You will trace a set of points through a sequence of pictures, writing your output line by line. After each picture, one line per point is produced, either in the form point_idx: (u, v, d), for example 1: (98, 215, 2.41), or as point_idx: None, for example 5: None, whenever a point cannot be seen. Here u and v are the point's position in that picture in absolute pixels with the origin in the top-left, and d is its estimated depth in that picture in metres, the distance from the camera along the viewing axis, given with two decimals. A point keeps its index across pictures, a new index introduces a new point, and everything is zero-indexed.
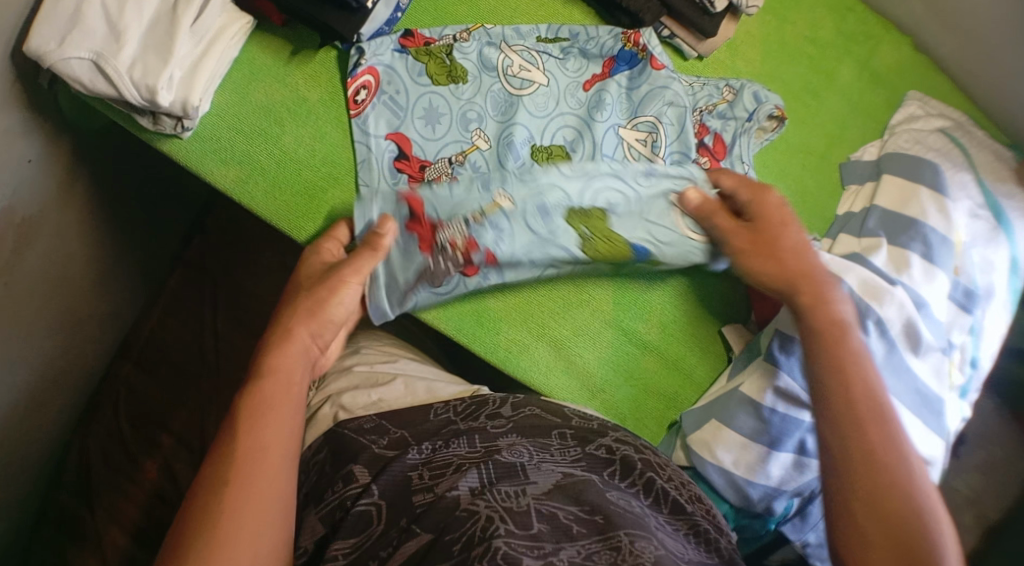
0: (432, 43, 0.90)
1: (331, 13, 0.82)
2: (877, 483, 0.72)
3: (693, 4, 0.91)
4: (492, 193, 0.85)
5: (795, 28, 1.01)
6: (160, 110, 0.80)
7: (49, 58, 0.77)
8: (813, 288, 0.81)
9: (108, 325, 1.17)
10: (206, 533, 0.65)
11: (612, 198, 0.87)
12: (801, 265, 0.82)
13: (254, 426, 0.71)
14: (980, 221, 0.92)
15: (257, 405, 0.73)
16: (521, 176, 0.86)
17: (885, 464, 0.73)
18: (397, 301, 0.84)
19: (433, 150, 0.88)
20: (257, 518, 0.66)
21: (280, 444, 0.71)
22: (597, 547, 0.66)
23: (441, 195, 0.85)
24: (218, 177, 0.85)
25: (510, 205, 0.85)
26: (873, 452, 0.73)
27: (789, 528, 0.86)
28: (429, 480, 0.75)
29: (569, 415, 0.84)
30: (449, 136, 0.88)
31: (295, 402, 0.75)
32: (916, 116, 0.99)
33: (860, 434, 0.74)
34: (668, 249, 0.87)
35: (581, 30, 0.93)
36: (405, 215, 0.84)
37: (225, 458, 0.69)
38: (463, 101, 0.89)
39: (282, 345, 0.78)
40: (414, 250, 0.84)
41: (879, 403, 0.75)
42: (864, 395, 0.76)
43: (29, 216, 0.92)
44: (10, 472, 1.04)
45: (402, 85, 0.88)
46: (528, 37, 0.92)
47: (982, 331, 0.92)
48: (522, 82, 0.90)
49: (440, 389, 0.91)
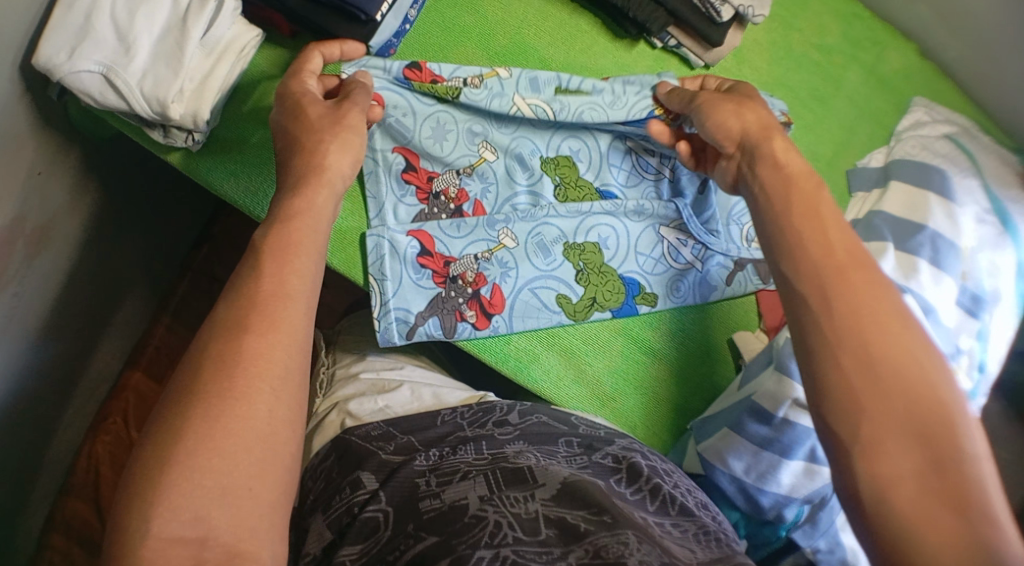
0: (439, 80, 0.84)
1: (340, 25, 0.81)
2: (886, 354, 0.63)
3: (700, 14, 0.90)
4: (497, 233, 0.88)
5: (803, 34, 1.01)
6: (171, 123, 0.81)
7: (59, 71, 0.76)
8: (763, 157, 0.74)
9: (114, 333, 1.17)
10: (206, 411, 0.59)
11: (604, 233, 0.90)
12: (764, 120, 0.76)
13: (258, 306, 0.63)
14: (987, 226, 0.93)
15: (261, 292, 0.64)
16: (523, 213, 0.89)
17: (892, 388, 0.62)
18: (407, 334, 0.85)
19: (443, 159, 0.88)
20: (263, 400, 0.61)
21: (289, 321, 0.64)
22: (605, 541, 0.64)
23: (451, 233, 0.87)
24: (227, 191, 0.86)
25: (514, 244, 0.88)
26: (875, 329, 0.64)
27: (799, 535, 0.84)
28: (436, 486, 0.74)
29: (577, 423, 0.85)
30: (457, 152, 0.88)
31: (311, 256, 0.68)
32: (923, 122, 1.00)
33: (847, 305, 0.65)
34: (655, 281, 0.91)
35: (604, 85, 0.88)
36: (415, 250, 0.86)
37: (220, 320, 0.63)
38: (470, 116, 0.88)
39: (290, 222, 0.68)
40: (427, 284, 0.86)
41: (857, 296, 0.65)
42: (837, 287, 0.66)
43: (39, 227, 0.92)
44: (21, 481, 1.04)
45: (411, 107, 0.85)
46: (545, 89, 0.87)
47: (989, 336, 0.91)
48: None
49: (446, 395, 0.92)
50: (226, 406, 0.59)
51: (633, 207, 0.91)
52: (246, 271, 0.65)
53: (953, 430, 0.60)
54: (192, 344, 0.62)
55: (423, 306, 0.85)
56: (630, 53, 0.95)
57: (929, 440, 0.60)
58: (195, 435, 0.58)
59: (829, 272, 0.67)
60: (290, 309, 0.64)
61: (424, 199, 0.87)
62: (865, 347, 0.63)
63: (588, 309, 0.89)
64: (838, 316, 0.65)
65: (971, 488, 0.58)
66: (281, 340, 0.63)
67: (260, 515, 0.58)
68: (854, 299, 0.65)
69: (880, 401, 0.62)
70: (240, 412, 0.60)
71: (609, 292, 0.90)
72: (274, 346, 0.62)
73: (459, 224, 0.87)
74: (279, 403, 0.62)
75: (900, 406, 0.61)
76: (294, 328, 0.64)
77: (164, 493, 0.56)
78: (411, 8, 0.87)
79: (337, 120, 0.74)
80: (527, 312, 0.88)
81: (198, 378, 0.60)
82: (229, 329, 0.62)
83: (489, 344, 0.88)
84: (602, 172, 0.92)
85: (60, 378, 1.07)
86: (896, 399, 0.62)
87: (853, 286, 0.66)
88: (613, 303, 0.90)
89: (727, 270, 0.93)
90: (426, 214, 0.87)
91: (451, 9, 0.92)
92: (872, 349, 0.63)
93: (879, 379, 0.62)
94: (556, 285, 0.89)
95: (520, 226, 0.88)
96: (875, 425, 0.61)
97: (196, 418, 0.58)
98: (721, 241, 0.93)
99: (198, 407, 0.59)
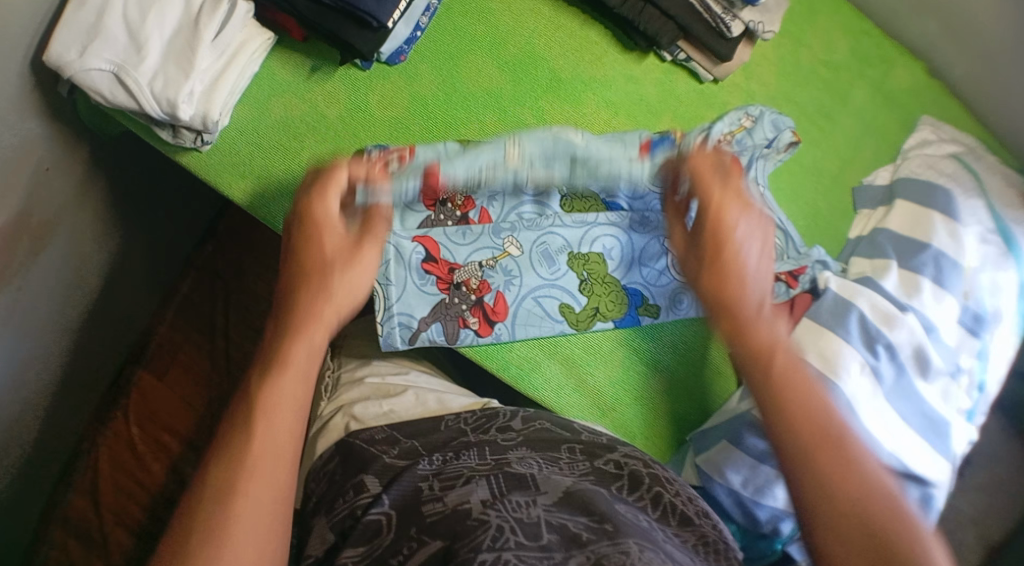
0: (454, 179, 0.86)
1: (350, 30, 0.81)
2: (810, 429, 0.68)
3: (711, 30, 0.90)
4: (503, 242, 0.89)
5: (811, 50, 1.01)
6: (180, 123, 0.81)
7: (70, 68, 0.78)
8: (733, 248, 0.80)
9: (118, 329, 1.18)
10: (204, 533, 0.61)
11: (607, 243, 0.91)
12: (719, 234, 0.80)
13: (258, 423, 0.67)
14: (990, 246, 0.93)
15: (260, 409, 0.68)
16: (528, 223, 0.90)
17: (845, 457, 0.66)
18: (409, 338, 0.86)
19: (462, 166, 0.85)
20: (259, 520, 0.63)
21: (282, 439, 0.67)
22: (607, 550, 0.64)
23: (456, 240, 0.88)
24: (236, 191, 0.86)
25: (519, 253, 0.89)
26: (808, 427, 0.68)
27: (795, 549, 0.85)
28: (439, 490, 0.74)
29: (579, 430, 0.85)
30: (482, 156, 0.86)
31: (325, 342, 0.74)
32: (929, 141, 1.00)
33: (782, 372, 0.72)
34: (659, 293, 0.92)
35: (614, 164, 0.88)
36: (421, 256, 0.87)
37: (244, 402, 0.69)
38: (489, 149, 0.87)
39: (294, 340, 0.72)
40: (431, 289, 0.87)
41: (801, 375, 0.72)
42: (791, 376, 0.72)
43: (45, 222, 0.92)
44: (21, 472, 1.05)
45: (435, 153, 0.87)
46: (558, 162, 0.87)
47: (989, 355, 0.92)
48: (543, 139, 0.87)
49: (450, 401, 0.92)
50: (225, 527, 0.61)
51: (637, 217, 0.92)
52: (247, 394, 0.69)
53: (907, 531, 0.62)
54: (194, 474, 0.65)
55: (426, 311, 0.87)
56: (640, 65, 0.95)
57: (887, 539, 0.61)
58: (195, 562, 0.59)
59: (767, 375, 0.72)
60: (286, 427, 0.68)
61: (431, 207, 0.89)
62: (809, 446, 0.67)
63: (591, 320, 0.90)
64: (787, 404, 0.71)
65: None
66: (277, 460, 0.66)
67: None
68: (791, 391, 0.71)
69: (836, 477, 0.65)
70: (236, 532, 0.61)
71: (611, 304, 0.91)
72: (270, 446, 0.66)
73: (464, 232, 0.89)
74: (274, 521, 0.64)
75: (846, 500, 0.64)
76: (288, 450, 0.67)
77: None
78: (422, 15, 0.88)
79: (349, 261, 0.78)
80: (529, 320, 0.88)
81: (200, 500, 0.62)
82: (228, 453, 0.65)
83: (492, 350, 0.88)
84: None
85: (62, 373, 1.07)
86: (838, 495, 0.64)
87: (793, 384, 0.71)
88: (615, 314, 0.91)
89: None
90: (432, 221, 0.89)
91: (462, 16, 0.92)
92: (814, 442, 0.67)
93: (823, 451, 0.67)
94: (559, 295, 0.89)
95: (525, 235, 0.90)
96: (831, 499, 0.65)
97: (195, 542, 0.60)
98: None
99: (211, 487, 0.63)
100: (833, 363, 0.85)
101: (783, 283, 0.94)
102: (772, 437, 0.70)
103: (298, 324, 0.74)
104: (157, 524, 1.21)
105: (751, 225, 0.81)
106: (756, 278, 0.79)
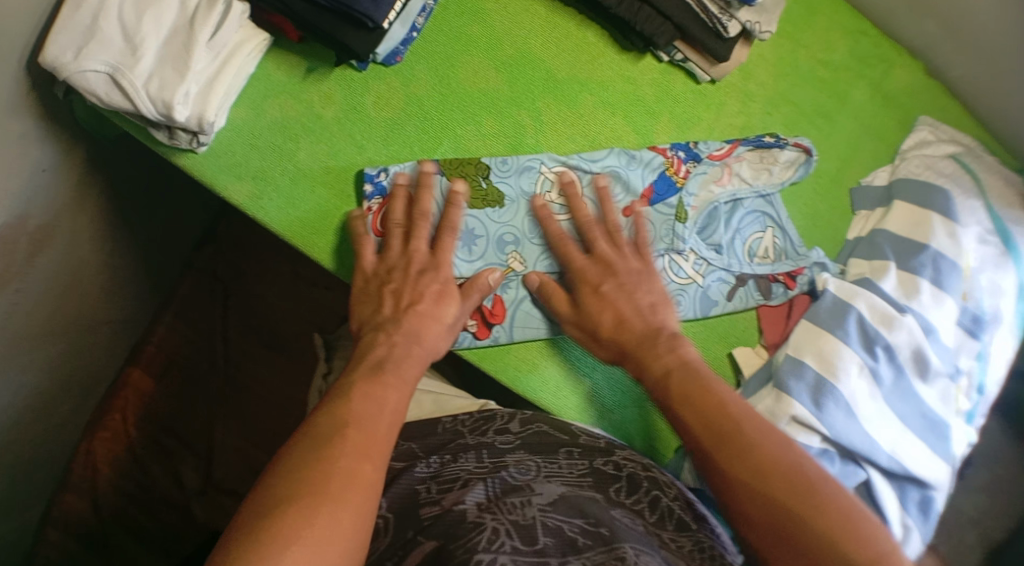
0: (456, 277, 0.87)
1: (347, 32, 0.81)
2: (775, 528, 0.71)
3: (707, 30, 0.90)
4: (505, 256, 0.88)
5: (810, 51, 1.00)
6: (176, 125, 0.81)
7: (66, 70, 0.77)
8: (634, 312, 0.85)
9: (116, 333, 1.17)
10: (313, 471, 0.68)
11: None
12: (637, 332, 0.85)
13: (353, 412, 0.74)
14: (989, 246, 0.93)
15: (355, 396, 0.76)
16: (532, 237, 0.89)
17: (804, 520, 0.70)
18: None
19: (467, 268, 0.87)
20: (359, 482, 0.69)
21: (374, 437, 0.73)
22: (602, 558, 0.64)
23: (461, 254, 0.87)
24: (231, 192, 0.86)
25: (522, 267, 0.89)
26: (749, 468, 0.73)
27: None
28: (436, 494, 0.75)
29: (577, 433, 0.83)
30: (484, 258, 0.88)
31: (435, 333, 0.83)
32: (928, 140, 1.00)
33: (734, 457, 0.74)
34: None
35: None
36: None
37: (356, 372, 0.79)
38: (500, 223, 0.88)
39: (402, 355, 0.81)
40: None
41: (748, 419, 0.76)
42: (724, 416, 0.77)
43: (42, 223, 0.92)
44: (20, 475, 1.05)
45: (437, 207, 0.87)
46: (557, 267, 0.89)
47: (989, 357, 0.92)
48: (560, 209, 0.90)
49: (446, 402, 0.91)
50: (327, 494, 0.67)
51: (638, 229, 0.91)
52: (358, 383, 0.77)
53: (836, 531, 0.70)
54: (303, 442, 0.71)
55: None
56: (636, 66, 0.95)
57: (806, 527, 0.70)
58: (319, 518, 0.65)
59: (710, 440, 0.76)
60: (372, 427, 0.73)
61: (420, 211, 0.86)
62: (760, 528, 0.72)
63: None
64: (721, 461, 0.75)
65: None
66: (372, 458, 0.71)
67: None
68: (701, 397, 0.78)
69: (780, 524, 0.71)
70: (335, 500, 0.67)
71: None
72: (366, 422, 0.73)
73: (469, 246, 0.88)
74: (357, 507, 0.68)
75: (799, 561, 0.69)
76: (379, 456, 0.72)
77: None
78: (419, 16, 0.88)
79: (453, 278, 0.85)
80: (526, 322, 0.88)
81: (304, 456, 0.69)
82: (344, 435, 0.71)
83: (490, 360, 0.88)
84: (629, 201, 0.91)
85: (59, 376, 1.06)
86: (767, 494, 0.72)
87: (732, 448, 0.75)
88: None
89: (727, 286, 0.93)
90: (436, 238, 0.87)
91: (459, 17, 0.92)
92: (740, 473, 0.73)
93: (784, 516, 0.71)
94: (558, 298, 0.89)
95: (529, 250, 0.89)
96: (782, 549, 0.70)
97: (302, 502, 0.66)
98: (723, 258, 0.93)
99: (332, 427, 0.72)
100: (831, 366, 0.85)
101: (780, 284, 0.93)
102: (696, 454, 0.77)
103: (409, 324, 0.82)
104: (153, 523, 1.21)
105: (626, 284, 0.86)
106: (651, 308, 0.86)
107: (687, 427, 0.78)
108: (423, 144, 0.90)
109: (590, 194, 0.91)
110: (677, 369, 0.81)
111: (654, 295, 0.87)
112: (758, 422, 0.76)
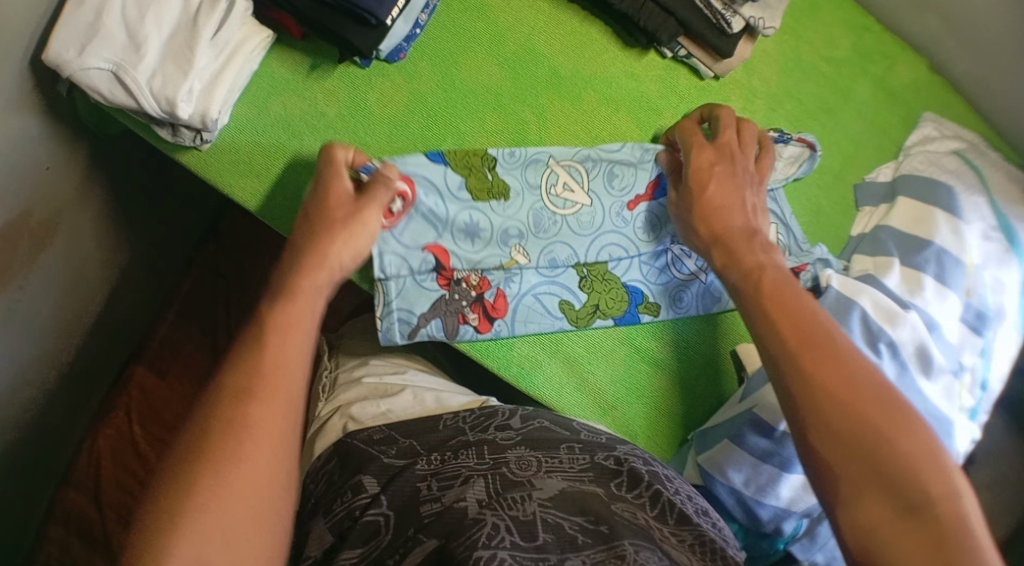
0: (461, 271, 0.87)
1: (350, 28, 0.81)
2: (853, 433, 0.67)
3: (711, 26, 0.90)
4: (510, 249, 0.88)
5: (814, 47, 1.00)
6: (179, 122, 0.81)
7: (69, 67, 0.77)
8: (733, 211, 0.85)
9: (120, 329, 1.18)
10: (217, 447, 0.66)
11: (614, 252, 0.91)
12: (735, 223, 0.84)
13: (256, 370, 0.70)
14: (993, 243, 0.93)
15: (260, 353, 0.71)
16: (537, 230, 0.89)
17: (884, 434, 0.67)
18: (408, 335, 0.86)
19: (471, 262, 0.87)
20: (268, 449, 0.67)
21: (282, 398, 0.70)
22: (602, 557, 0.64)
23: (465, 247, 0.87)
24: (235, 190, 0.86)
25: (526, 261, 0.89)
26: (838, 378, 0.70)
27: (797, 548, 0.86)
28: (437, 491, 0.75)
29: (578, 429, 0.84)
30: (488, 251, 0.88)
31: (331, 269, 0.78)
32: (932, 137, 1.00)
33: (819, 365, 0.71)
34: (659, 291, 0.92)
35: (620, 252, 0.91)
36: (430, 265, 0.86)
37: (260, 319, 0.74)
38: (505, 216, 0.88)
39: (298, 284, 0.76)
40: (430, 285, 0.86)
41: (826, 326, 0.74)
42: (812, 321, 0.74)
43: (45, 220, 0.92)
44: (23, 471, 1.05)
45: (443, 198, 0.86)
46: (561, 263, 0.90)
47: (992, 353, 0.92)
48: (565, 203, 0.90)
49: (448, 399, 0.91)
50: (233, 468, 0.65)
51: (641, 223, 0.92)
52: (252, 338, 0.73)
53: (919, 448, 0.66)
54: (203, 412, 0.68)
55: (425, 309, 0.86)
56: (640, 62, 0.95)
57: (887, 438, 0.67)
58: (213, 482, 0.64)
59: (801, 345, 0.72)
60: (280, 382, 0.70)
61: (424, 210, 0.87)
62: (839, 431, 0.68)
63: (592, 317, 0.90)
64: (806, 364, 0.71)
65: (936, 503, 0.64)
66: (278, 420, 0.69)
67: (256, 559, 0.64)
68: (785, 302, 0.76)
69: (853, 433, 0.67)
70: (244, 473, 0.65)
71: (611, 301, 0.91)
72: (276, 378, 0.70)
73: (473, 239, 0.88)
74: (270, 478, 0.67)
75: (873, 473, 0.66)
76: (285, 418, 0.69)
77: (175, 544, 0.61)
78: (422, 12, 0.88)
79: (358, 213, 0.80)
80: (529, 317, 0.88)
81: (207, 430, 0.67)
82: (236, 401, 0.68)
83: (494, 355, 0.88)
84: (633, 195, 0.92)
85: (62, 372, 1.06)
86: (846, 403, 0.68)
87: (816, 357, 0.71)
88: (616, 311, 0.91)
89: None
90: (442, 231, 0.87)
91: (462, 13, 0.91)
92: (828, 382, 0.70)
93: (859, 429, 0.67)
94: (562, 293, 0.89)
95: (533, 244, 0.89)
96: (857, 461, 0.67)
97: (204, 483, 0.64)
98: None
99: (234, 390, 0.69)
100: None
101: None
102: (777, 356, 0.73)
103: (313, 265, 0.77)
104: None
105: (743, 178, 0.87)
106: (754, 211, 0.87)
107: (773, 324, 0.75)
108: (426, 141, 0.90)
109: (595, 188, 0.91)
110: (770, 269, 0.80)
111: (757, 199, 0.87)
112: (838, 335, 0.73)
